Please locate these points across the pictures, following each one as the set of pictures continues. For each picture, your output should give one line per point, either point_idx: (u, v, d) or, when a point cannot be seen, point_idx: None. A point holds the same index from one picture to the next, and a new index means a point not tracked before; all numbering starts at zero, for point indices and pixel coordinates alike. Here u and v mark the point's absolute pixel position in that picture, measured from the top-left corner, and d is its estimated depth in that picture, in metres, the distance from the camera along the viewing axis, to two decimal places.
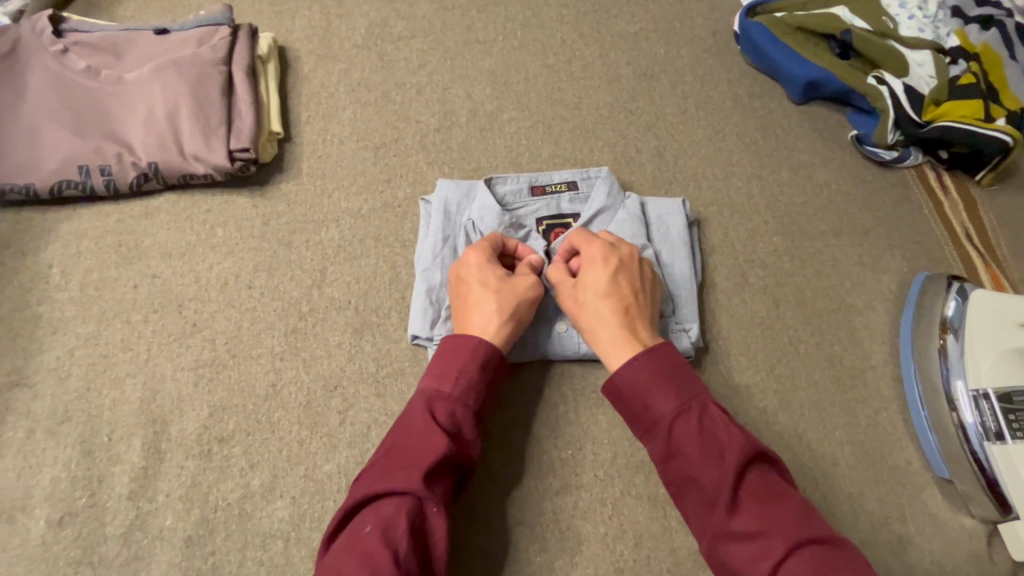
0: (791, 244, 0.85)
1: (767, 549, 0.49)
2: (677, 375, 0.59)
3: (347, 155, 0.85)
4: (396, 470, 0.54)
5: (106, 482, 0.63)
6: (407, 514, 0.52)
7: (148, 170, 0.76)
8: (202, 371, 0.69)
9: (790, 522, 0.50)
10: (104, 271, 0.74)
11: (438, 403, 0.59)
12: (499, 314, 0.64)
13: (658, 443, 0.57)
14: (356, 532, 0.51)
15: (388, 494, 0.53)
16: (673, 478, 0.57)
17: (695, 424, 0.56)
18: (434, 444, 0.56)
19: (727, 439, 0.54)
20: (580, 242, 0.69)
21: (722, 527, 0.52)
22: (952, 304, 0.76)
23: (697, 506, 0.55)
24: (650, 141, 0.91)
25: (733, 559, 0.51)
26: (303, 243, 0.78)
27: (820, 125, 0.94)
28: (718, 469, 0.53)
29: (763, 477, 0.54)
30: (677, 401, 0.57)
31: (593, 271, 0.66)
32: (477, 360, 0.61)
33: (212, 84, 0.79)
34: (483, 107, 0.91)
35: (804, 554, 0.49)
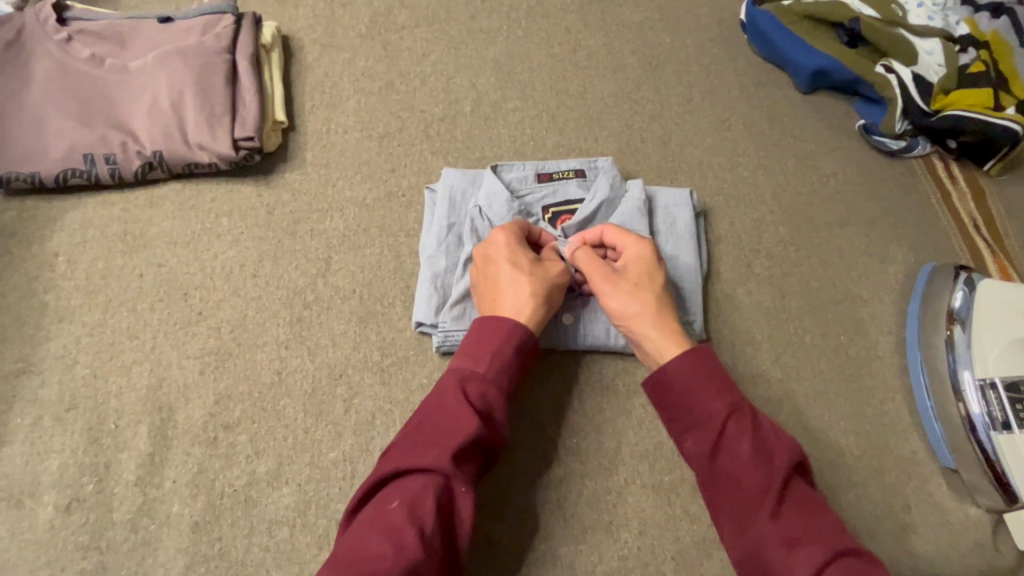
0: (797, 234, 0.84)
1: (809, 554, 0.50)
2: (724, 377, 0.59)
3: (351, 144, 0.85)
4: (426, 447, 0.54)
5: (113, 469, 0.63)
6: (434, 492, 0.52)
7: (152, 158, 0.76)
8: (207, 359, 0.69)
9: (829, 532, 0.51)
10: (110, 260, 0.74)
11: (471, 382, 0.58)
12: (535, 297, 0.64)
13: (704, 439, 0.57)
14: (383, 507, 0.51)
15: (417, 471, 0.53)
16: (714, 474, 0.56)
17: (746, 425, 0.56)
18: (463, 423, 0.55)
19: (777, 444, 0.55)
20: (614, 233, 0.70)
21: (762, 529, 0.52)
22: (959, 295, 0.75)
23: (735, 505, 0.54)
24: (656, 131, 0.90)
25: (770, 561, 0.51)
26: (307, 232, 0.78)
27: (826, 115, 0.93)
28: (767, 472, 0.53)
29: (802, 486, 0.55)
30: (729, 401, 0.57)
31: (631, 263, 0.68)
32: (511, 342, 0.61)
33: (217, 73, 0.79)
34: (488, 96, 0.90)
35: (841, 565, 0.49)
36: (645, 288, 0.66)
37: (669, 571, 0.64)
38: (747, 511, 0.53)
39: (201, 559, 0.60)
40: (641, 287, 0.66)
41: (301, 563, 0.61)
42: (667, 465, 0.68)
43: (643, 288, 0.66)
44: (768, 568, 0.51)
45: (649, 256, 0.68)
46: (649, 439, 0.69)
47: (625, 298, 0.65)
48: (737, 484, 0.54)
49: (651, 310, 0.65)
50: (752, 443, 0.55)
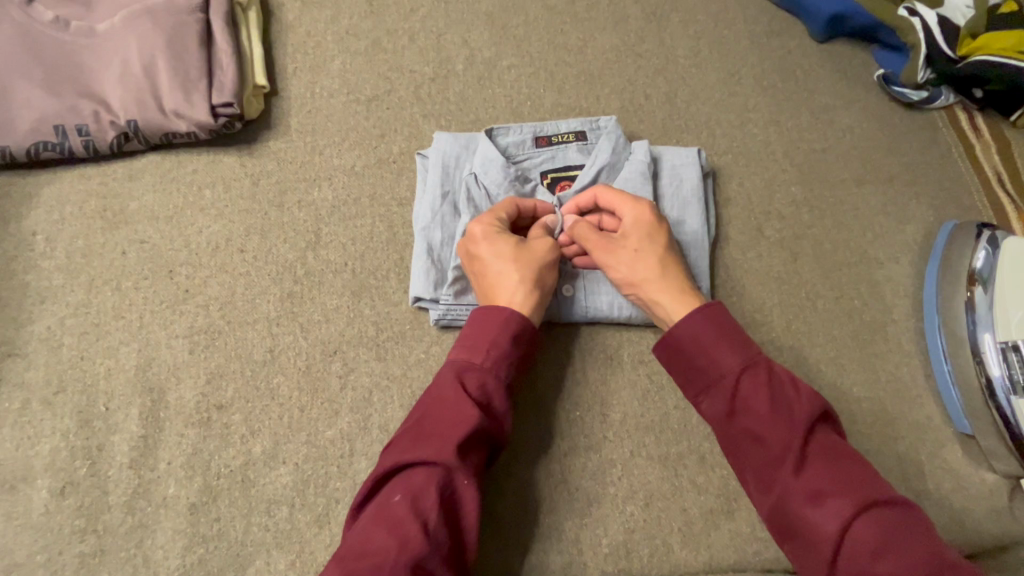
0: (810, 194, 0.80)
1: (836, 509, 0.47)
2: (737, 333, 0.57)
3: (337, 109, 0.80)
4: (426, 441, 0.52)
5: (106, 452, 0.62)
6: (436, 486, 0.50)
7: (127, 128, 0.72)
8: (197, 338, 0.67)
9: (859, 484, 0.48)
10: (91, 238, 0.71)
11: (469, 373, 0.56)
12: (524, 283, 0.61)
13: (719, 400, 0.55)
14: (385, 501, 0.50)
15: (417, 465, 0.51)
16: (733, 436, 0.54)
17: (762, 380, 0.54)
18: (464, 415, 0.53)
19: (795, 397, 0.53)
20: (606, 194, 0.67)
21: (788, 486, 0.50)
22: (981, 254, 0.72)
23: (758, 466, 0.52)
24: (660, 86, 0.85)
25: (800, 519, 0.49)
26: (295, 203, 0.74)
27: (842, 66, 0.87)
28: (787, 427, 0.51)
29: (829, 437, 0.52)
30: (742, 358, 0.55)
31: (638, 228, 0.64)
32: (509, 332, 0.59)
33: (189, 34, 0.74)
34: (481, 53, 0.85)
35: (874, 515, 0.47)
36: (647, 250, 0.63)
37: (677, 542, 0.62)
38: (770, 471, 0.51)
39: (200, 540, 0.59)
40: (641, 251, 0.63)
41: (302, 542, 0.60)
42: (673, 436, 0.66)
43: (645, 250, 0.63)
44: (796, 528, 0.49)
45: (646, 216, 0.65)
46: (655, 410, 0.67)
47: (637, 267, 0.63)
48: (757, 444, 0.52)
49: (654, 275, 0.62)
50: (769, 397, 0.53)
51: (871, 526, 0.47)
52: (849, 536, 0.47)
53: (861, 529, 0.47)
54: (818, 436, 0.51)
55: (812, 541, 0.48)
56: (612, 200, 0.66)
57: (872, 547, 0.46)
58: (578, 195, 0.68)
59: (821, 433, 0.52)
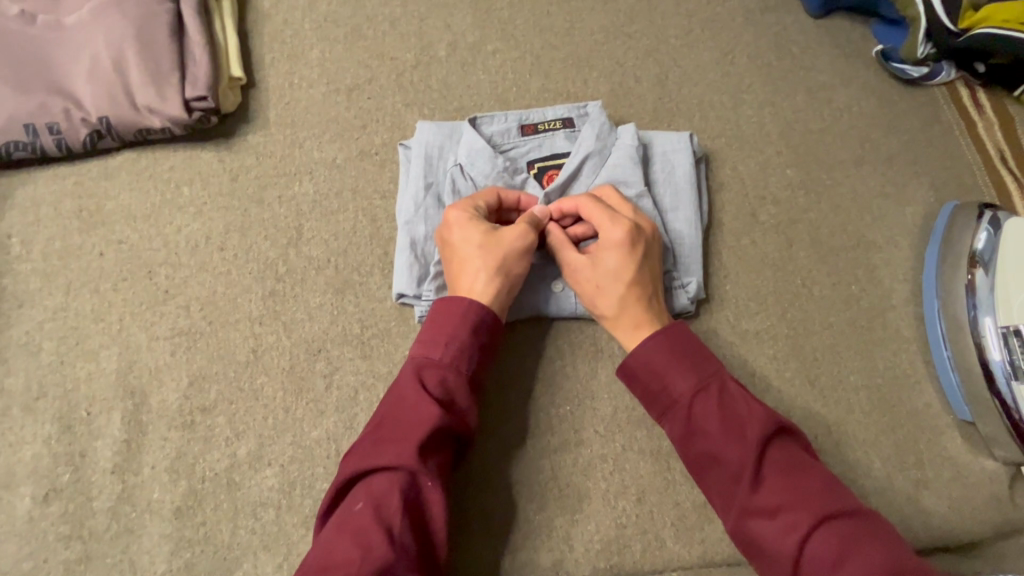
0: (806, 177, 0.78)
1: (791, 524, 0.49)
2: (693, 351, 0.58)
3: (317, 100, 0.78)
4: (387, 445, 0.53)
5: (89, 457, 0.61)
6: (399, 489, 0.51)
7: (100, 125, 0.70)
8: (178, 340, 0.66)
9: (814, 497, 0.49)
10: (68, 239, 0.69)
11: (427, 370, 0.57)
12: (487, 272, 0.61)
13: (677, 423, 0.56)
14: (349, 509, 0.51)
15: (379, 470, 0.52)
16: (692, 457, 0.55)
17: (714, 400, 0.55)
18: (424, 415, 0.54)
19: (747, 414, 0.54)
20: (587, 209, 0.64)
21: (744, 505, 0.51)
22: (983, 236, 0.70)
23: (718, 485, 0.54)
24: (650, 68, 0.82)
25: (759, 536, 0.50)
26: (275, 199, 0.72)
27: (839, 42, 0.84)
28: (739, 447, 0.52)
29: (787, 451, 0.53)
30: (695, 379, 0.56)
31: (611, 251, 0.62)
32: (468, 325, 0.59)
33: (160, 26, 0.72)
34: (465, 37, 0.82)
35: (830, 527, 0.48)
36: (610, 281, 0.62)
37: (670, 537, 0.61)
38: (728, 491, 0.53)
39: (186, 544, 0.59)
40: (605, 281, 0.62)
41: (289, 544, 0.59)
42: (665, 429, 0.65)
43: (609, 281, 0.62)
44: (757, 545, 0.50)
45: (619, 243, 0.62)
46: None
47: (603, 290, 0.62)
48: (715, 464, 0.54)
49: (613, 309, 0.62)
50: (721, 418, 0.54)
51: (827, 538, 0.47)
52: (806, 550, 0.48)
53: (818, 543, 0.48)
54: (773, 451, 0.52)
55: (772, 557, 0.49)
56: (593, 217, 0.64)
57: (829, 560, 0.47)
58: (562, 200, 0.66)
59: (776, 447, 0.53)
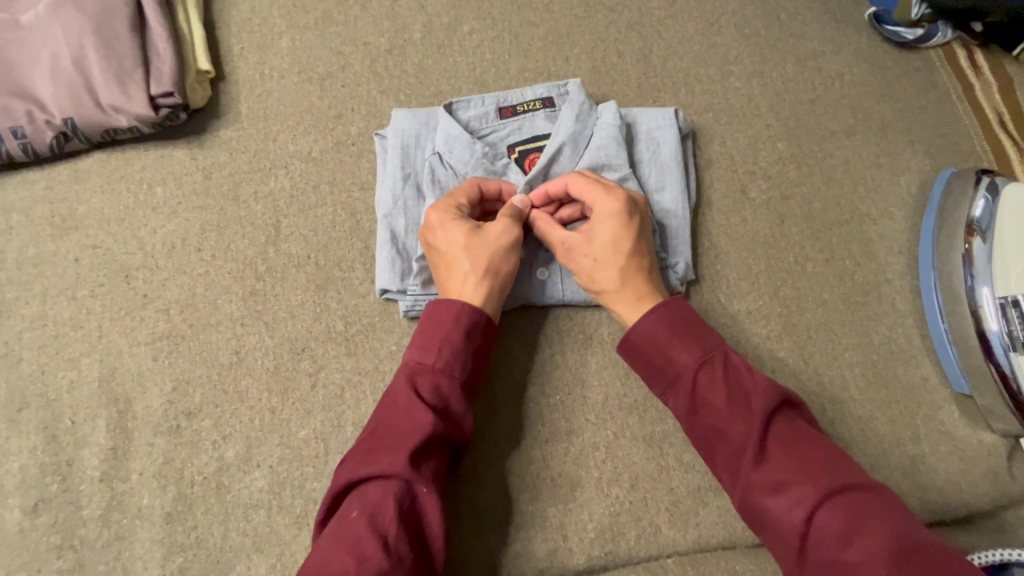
0: (797, 149, 0.75)
1: (797, 497, 0.47)
2: (696, 326, 0.57)
3: (289, 91, 0.75)
4: (381, 452, 0.52)
5: (76, 466, 0.61)
6: (394, 497, 0.50)
7: (65, 127, 0.68)
8: (159, 345, 0.65)
9: (821, 471, 0.48)
10: (41, 246, 0.68)
11: (421, 376, 0.56)
12: (476, 275, 0.60)
13: (681, 397, 0.55)
14: (343, 517, 0.50)
15: (373, 478, 0.51)
16: (697, 432, 0.54)
17: (718, 374, 0.54)
18: (418, 422, 0.53)
19: (752, 387, 0.53)
20: (578, 186, 0.63)
21: (749, 479, 0.50)
22: (980, 203, 0.68)
23: (723, 460, 0.52)
24: (634, 42, 0.79)
25: (765, 510, 0.48)
26: (251, 195, 0.70)
27: (830, 7, 0.81)
28: (745, 418, 0.51)
29: (794, 425, 0.52)
30: (699, 352, 0.55)
31: (606, 222, 0.61)
32: (460, 328, 0.58)
33: (120, 20, 0.69)
34: (440, 18, 0.79)
35: (839, 500, 0.46)
36: (610, 254, 0.60)
37: (664, 522, 0.61)
38: (734, 464, 0.51)
39: (178, 549, 0.58)
40: (603, 255, 0.60)
41: (281, 545, 0.59)
42: (657, 414, 0.64)
43: (608, 254, 0.60)
44: (763, 520, 0.49)
45: (615, 214, 0.60)
46: (638, 390, 0.65)
47: (601, 264, 0.60)
48: (721, 437, 0.53)
49: (615, 283, 0.60)
50: (725, 390, 0.53)
51: (835, 512, 0.46)
52: (814, 525, 0.46)
53: (825, 516, 0.46)
54: (778, 424, 0.51)
55: (779, 533, 0.48)
56: (582, 193, 0.63)
57: (837, 533, 0.45)
58: (552, 181, 0.64)
59: (782, 422, 0.51)
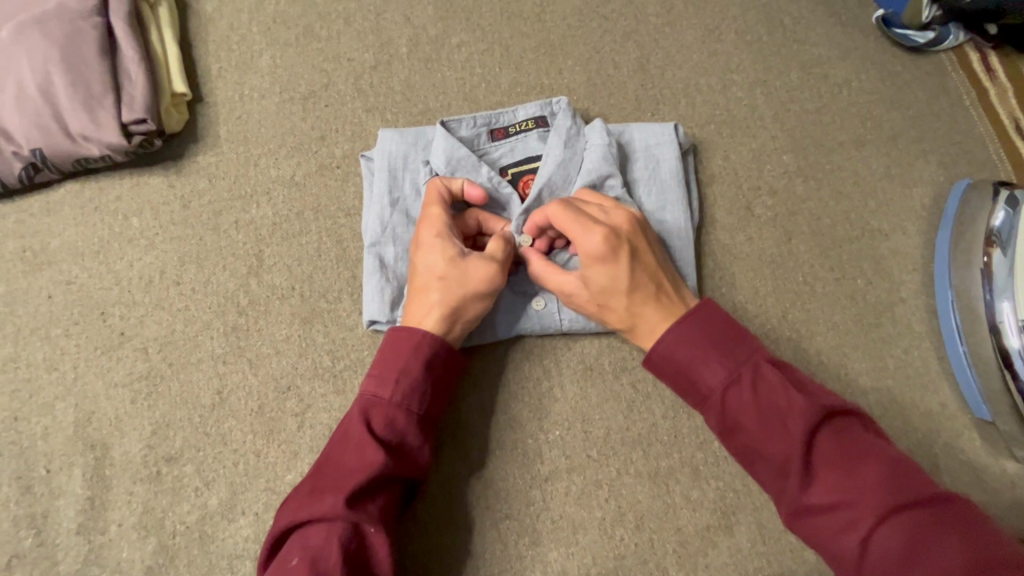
0: (804, 163, 0.72)
1: (849, 522, 0.43)
2: (724, 335, 0.52)
3: (270, 111, 0.72)
4: (324, 494, 0.49)
5: (51, 518, 0.58)
6: (337, 540, 0.47)
7: (33, 158, 0.64)
8: (138, 386, 0.62)
9: (874, 490, 0.43)
10: (13, 283, 0.64)
11: (376, 410, 0.53)
12: (444, 306, 0.56)
13: (712, 418, 0.51)
14: (284, 565, 0.47)
15: (317, 521, 0.48)
16: (734, 451, 0.50)
17: (750, 392, 0.49)
18: (367, 461, 0.50)
19: (788, 403, 0.48)
20: (558, 221, 0.58)
21: (798, 502, 0.46)
22: (1000, 213, 0.64)
23: (766, 478, 0.49)
24: (630, 52, 0.75)
25: (817, 534, 0.45)
26: (232, 224, 0.67)
27: (835, 9, 0.78)
28: (784, 440, 0.47)
29: (841, 437, 0.46)
30: (727, 369, 0.50)
31: (596, 258, 0.56)
32: (421, 358, 0.54)
33: (88, 43, 0.66)
34: (427, 31, 0.76)
35: (897, 521, 0.42)
36: (610, 295, 0.56)
37: (671, 565, 0.58)
38: (778, 483, 0.48)
39: None
40: (604, 296, 0.57)
41: None
42: (663, 449, 0.61)
43: (609, 295, 0.56)
44: (813, 541, 0.46)
45: (601, 251, 0.56)
46: (642, 423, 0.62)
47: (604, 302, 0.57)
48: (760, 456, 0.48)
49: (624, 319, 0.57)
50: (759, 412, 0.48)
51: (894, 534, 0.42)
52: (870, 550, 0.42)
53: (882, 541, 0.42)
54: (823, 440, 0.47)
55: (834, 556, 0.44)
56: (561, 226, 0.58)
57: (897, 558, 0.41)
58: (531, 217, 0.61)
59: (828, 434, 0.47)
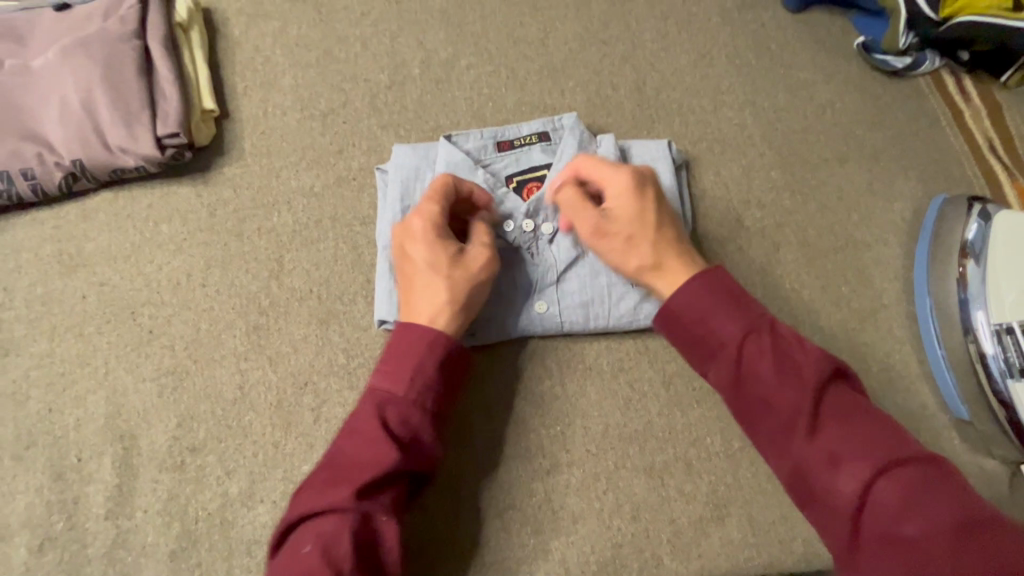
0: (790, 178, 0.76)
1: (852, 472, 0.43)
2: (739, 294, 0.52)
3: (291, 127, 0.77)
4: (338, 485, 0.52)
5: (81, 504, 0.61)
6: (350, 531, 0.50)
7: (73, 168, 0.69)
8: (165, 381, 0.66)
9: (876, 444, 0.44)
10: (50, 284, 0.69)
11: (391, 407, 0.55)
12: (451, 301, 0.59)
13: (724, 368, 0.50)
14: (297, 550, 0.50)
15: (331, 511, 0.51)
16: (741, 403, 0.49)
17: (767, 343, 0.49)
18: (382, 458, 0.53)
19: (802, 357, 0.48)
20: (586, 166, 0.62)
21: (803, 451, 0.45)
22: (974, 227, 0.69)
23: (767, 431, 0.48)
24: (628, 74, 0.81)
25: (818, 484, 0.44)
26: (254, 231, 0.72)
27: (819, 36, 0.83)
28: (796, 391, 0.46)
29: (845, 395, 0.47)
30: (744, 322, 0.50)
31: (620, 195, 0.59)
32: (434, 356, 0.57)
33: (127, 63, 0.71)
34: (438, 54, 0.81)
35: (897, 474, 0.42)
36: (636, 230, 0.58)
37: (666, 554, 0.61)
38: (782, 434, 0.47)
39: None
40: (632, 233, 0.58)
41: None
42: (658, 445, 0.65)
43: (636, 231, 0.58)
44: (811, 491, 0.45)
45: (629, 187, 0.59)
46: (638, 419, 0.65)
47: (630, 238, 0.58)
48: (768, 407, 0.47)
49: (648, 258, 0.57)
50: (775, 362, 0.48)
51: (893, 487, 0.42)
52: (869, 500, 0.42)
53: (881, 492, 0.42)
54: (830, 396, 0.47)
55: (830, 506, 0.43)
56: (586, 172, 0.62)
57: (894, 508, 0.41)
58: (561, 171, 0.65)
59: (834, 391, 0.47)
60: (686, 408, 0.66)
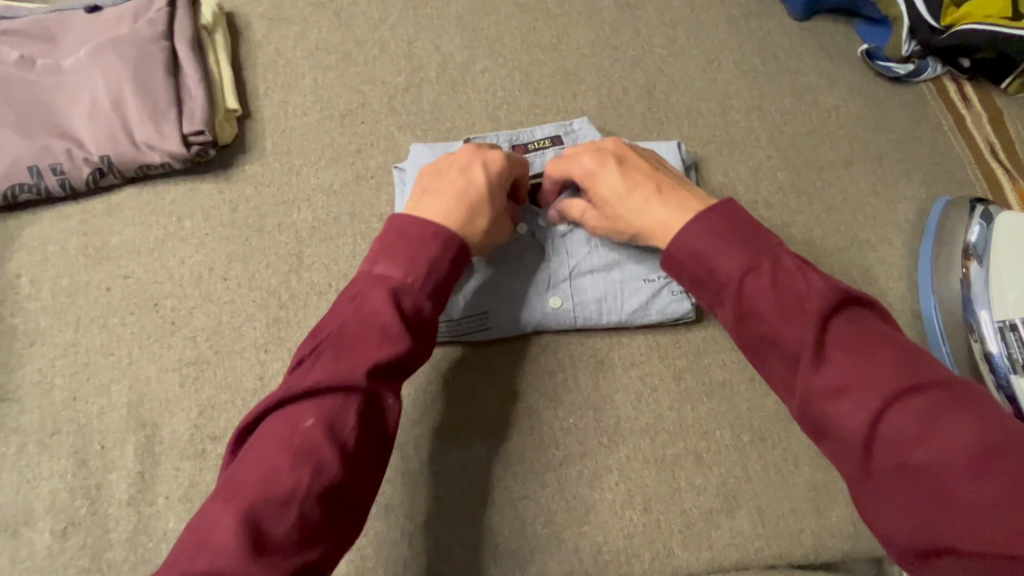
0: (797, 179, 0.78)
1: (861, 402, 0.39)
2: (748, 228, 0.49)
3: (311, 126, 0.79)
4: (346, 360, 0.47)
5: (104, 491, 0.62)
6: (358, 407, 0.46)
7: (101, 164, 0.72)
8: (187, 370, 0.67)
9: (888, 371, 0.39)
10: (76, 276, 0.71)
11: (404, 294, 0.52)
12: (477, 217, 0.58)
13: (727, 307, 0.47)
14: (295, 422, 0.44)
15: (334, 386, 0.46)
16: (747, 342, 0.46)
17: (769, 277, 0.45)
18: (395, 338, 0.49)
19: (807, 288, 0.44)
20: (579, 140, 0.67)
21: (809, 386, 0.41)
22: (975, 229, 0.71)
23: (776, 368, 0.44)
24: (638, 78, 0.83)
25: (825, 418, 0.40)
26: (274, 227, 0.74)
27: (823, 43, 0.86)
28: (798, 322, 0.43)
29: (859, 325, 0.42)
30: (745, 257, 0.47)
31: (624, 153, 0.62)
32: (452, 254, 0.55)
33: (155, 64, 0.74)
34: (454, 58, 0.84)
35: (911, 401, 0.38)
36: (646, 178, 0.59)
37: (677, 545, 0.62)
38: (789, 370, 0.43)
39: None
40: (642, 181, 0.59)
41: None
42: (669, 437, 0.66)
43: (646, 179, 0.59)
44: (820, 428, 0.41)
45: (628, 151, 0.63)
46: (649, 412, 0.67)
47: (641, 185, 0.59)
48: (772, 343, 0.44)
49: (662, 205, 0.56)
50: (776, 294, 0.44)
51: (907, 415, 0.37)
52: (880, 430, 0.38)
53: (896, 420, 0.38)
54: (839, 326, 0.42)
55: (840, 440, 0.40)
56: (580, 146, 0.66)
57: (909, 438, 0.37)
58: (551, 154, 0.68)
59: (844, 321, 0.43)
60: (696, 402, 0.67)
